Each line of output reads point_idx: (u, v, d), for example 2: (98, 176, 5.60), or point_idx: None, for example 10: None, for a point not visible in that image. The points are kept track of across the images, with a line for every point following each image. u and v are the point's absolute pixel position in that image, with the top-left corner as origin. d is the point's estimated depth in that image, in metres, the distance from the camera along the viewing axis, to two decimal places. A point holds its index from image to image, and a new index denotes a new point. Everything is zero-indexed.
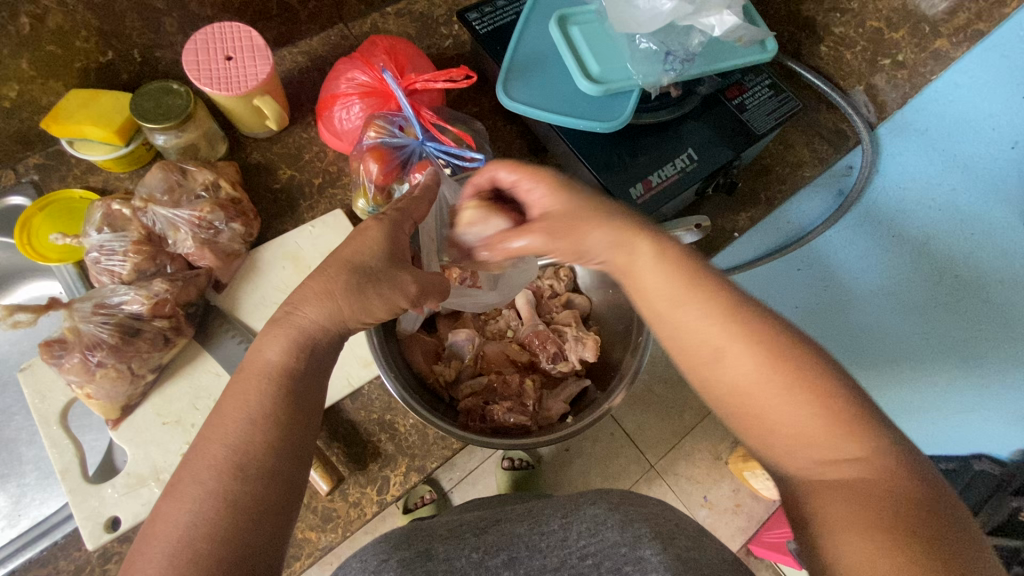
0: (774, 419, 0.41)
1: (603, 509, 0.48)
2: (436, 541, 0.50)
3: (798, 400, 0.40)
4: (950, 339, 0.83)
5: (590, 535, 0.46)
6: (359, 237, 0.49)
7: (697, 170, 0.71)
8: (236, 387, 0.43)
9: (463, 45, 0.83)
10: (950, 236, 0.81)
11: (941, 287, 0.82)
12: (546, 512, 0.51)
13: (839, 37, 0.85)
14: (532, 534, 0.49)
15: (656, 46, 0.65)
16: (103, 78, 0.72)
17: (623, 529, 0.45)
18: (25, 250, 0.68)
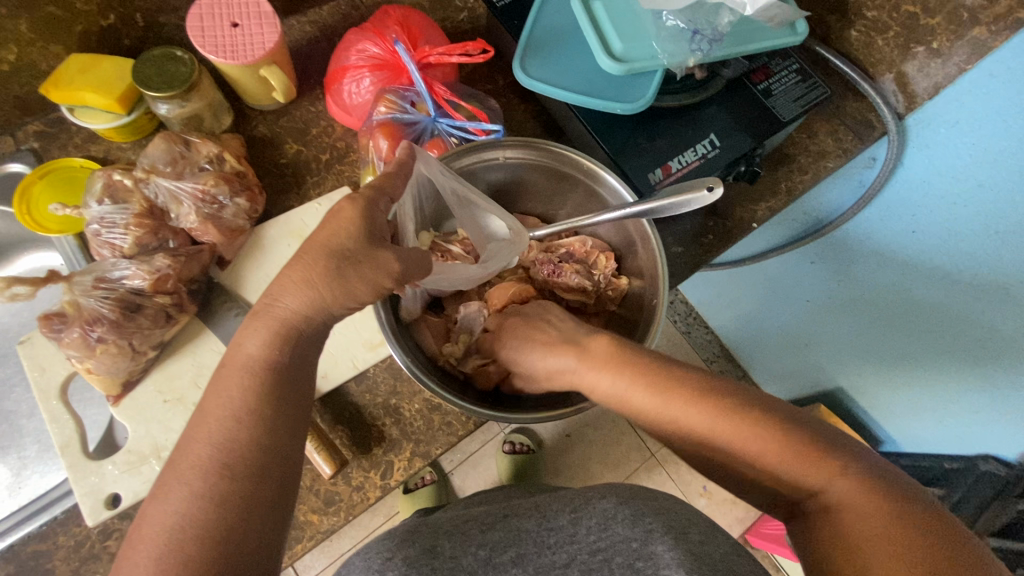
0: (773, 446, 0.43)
1: (613, 504, 0.46)
2: (442, 538, 0.50)
3: (737, 424, 0.44)
4: (955, 344, 0.82)
5: (600, 531, 0.45)
6: (333, 220, 0.46)
7: (719, 157, 0.68)
8: (219, 385, 0.42)
9: (478, 19, 0.80)
10: (960, 247, 0.77)
11: (943, 295, 0.81)
12: (554, 507, 0.50)
13: (871, 22, 0.79)
14: (540, 530, 0.48)
15: (683, 24, 0.63)
16: (105, 42, 0.69)
17: (634, 523, 0.44)
18: (24, 221, 0.66)
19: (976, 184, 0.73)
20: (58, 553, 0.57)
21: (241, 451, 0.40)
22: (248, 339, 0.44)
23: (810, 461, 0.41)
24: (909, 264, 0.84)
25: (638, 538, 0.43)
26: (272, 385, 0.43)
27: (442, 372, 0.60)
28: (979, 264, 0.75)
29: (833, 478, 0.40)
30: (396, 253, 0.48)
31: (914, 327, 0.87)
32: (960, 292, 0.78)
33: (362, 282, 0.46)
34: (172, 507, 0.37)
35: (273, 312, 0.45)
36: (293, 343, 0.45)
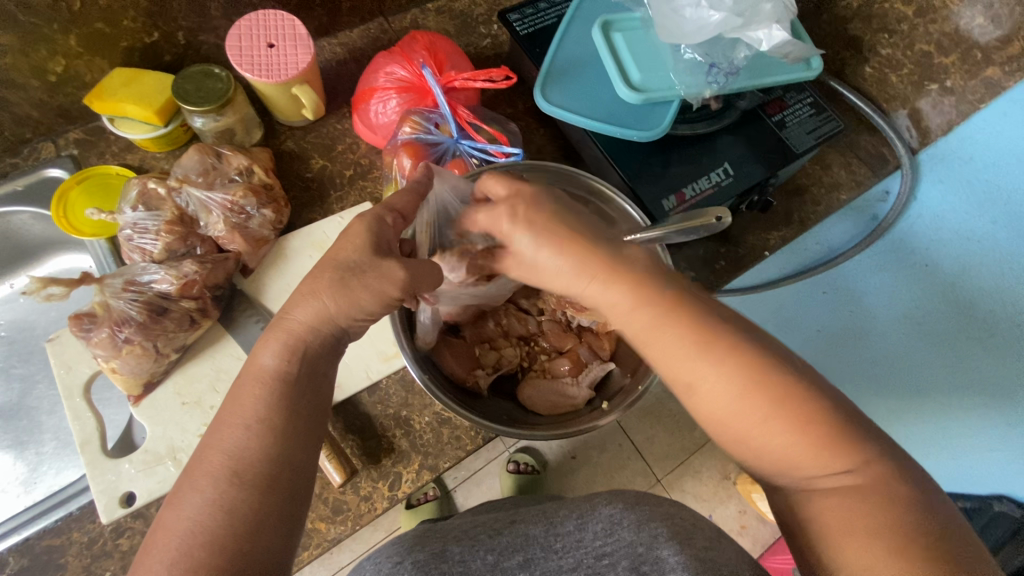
0: (759, 445, 0.40)
1: (619, 509, 0.47)
2: (451, 542, 0.51)
3: (729, 396, 0.40)
4: (981, 375, 0.81)
5: (606, 536, 0.46)
6: (349, 239, 0.47)
7: (732, 185, 0.70)
8: (234, 393, 0.43)
9: (501, 46, 0.84)
10: (989, 271, 0.79)
11: (970, 322, 0.81)
12: (561, 512, 0.52)
13: (886, 59, 0.82)
14: (547, 535, 0.50)
15: (700, 58, 0.65)
16: (147, 58, 0.72)
17: (638, 528, 0.44)
18: (60, 223, 0.69)
19: (988, 222, 0.80)
20: (70, 549, 0.58)
21: (254, 456, 0.41)
22: (261, 352, 0.45)
23: (818, 451, 0.39)
24: (929, 287, 0.83)
25: (643, 543, 0.43)
26: (290, 392, 0.43)
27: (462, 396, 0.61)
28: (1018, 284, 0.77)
29: (849, 468, 0.39)
30: (400, 261, 0.47)
31: (938, 358, 0.83)
32: (992, 317, 0.79)
33: (363, 291, 0.45)
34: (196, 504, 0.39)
35: (285, 324, 0.46)
36: (316, 355, 0.45)
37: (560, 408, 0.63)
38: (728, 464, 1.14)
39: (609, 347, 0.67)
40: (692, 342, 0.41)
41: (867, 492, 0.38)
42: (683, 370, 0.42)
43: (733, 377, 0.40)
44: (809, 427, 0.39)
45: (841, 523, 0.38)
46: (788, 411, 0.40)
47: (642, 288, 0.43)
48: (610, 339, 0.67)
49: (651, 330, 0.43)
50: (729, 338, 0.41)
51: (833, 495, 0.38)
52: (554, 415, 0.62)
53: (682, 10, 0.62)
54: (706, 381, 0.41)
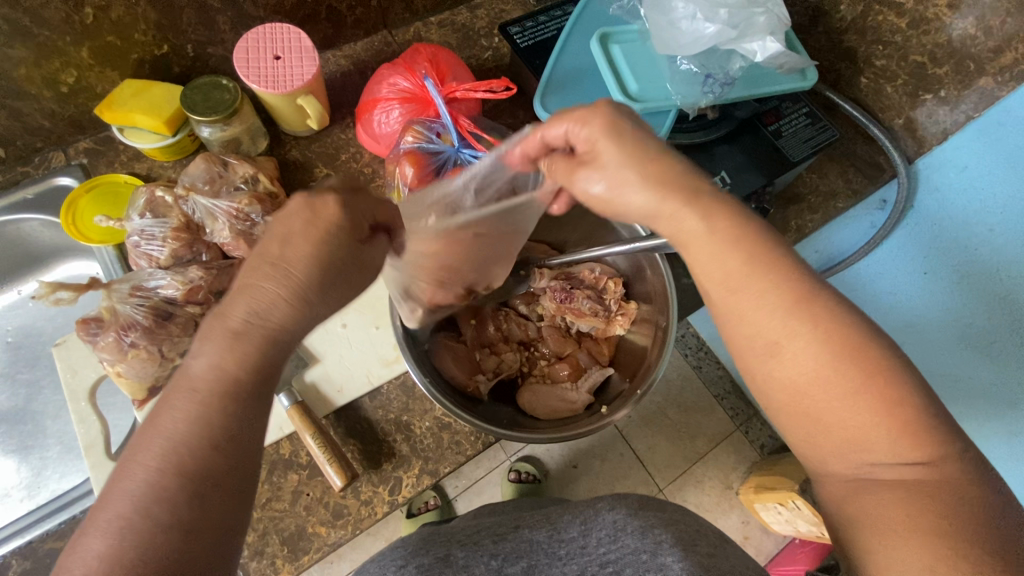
0: (836, 420, 0.37)
1: (623, 515, 0.49)
2: (455, 546, 0.53)
3: (810, 363, 0.37)
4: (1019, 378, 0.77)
5: (610, 543, 0.48)
6: None
7: (729, 193, 0.70)
8: None
9: (502, 58, 0.86)
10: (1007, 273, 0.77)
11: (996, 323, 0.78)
12: (565, 518, 0.53)
13: (880, 70, 0.84)
14: (551, 542, 0.52)
15: (696, 69, 0.66)
16: (156, 69, 0.74)
17: (643, 535, 0.46)
18: (69, 230, 0.70)
19: (987, 228, 0.79)
20: None
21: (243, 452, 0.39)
22: None
23: (900, 437, 0.36)
24: (933, 293, 0.83)
25: (648, 549, 0.45)
26: None
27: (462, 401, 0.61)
28: None
29: (924, 460, 0.36)
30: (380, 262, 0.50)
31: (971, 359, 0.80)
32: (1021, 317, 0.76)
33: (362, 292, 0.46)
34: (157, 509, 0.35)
35: None
36: None
37: (560, 412, 0.63)
38: (730, 473, 1.14)
39: (608, 353, 0.68)
40: (780, 297, 0.38)
41: (931, 489, 0.35)
42: (771, 331, 0.38)
43: (824, 346, 0.37)
44: (902, 409, 0.36)
45: (903, 524, 0.35)
46: (877, 392, 0.36)
47: (737, 238, 0.39)
48: (609, 345, 0.68)
49: (733, 284, 0.39)
50: (817, 300, 0.38)
51: (896, 490, 0.36)
52: (553, 418, 0.62)
53: (678, 23, 0.64)
54: (797, 343, 0.38)
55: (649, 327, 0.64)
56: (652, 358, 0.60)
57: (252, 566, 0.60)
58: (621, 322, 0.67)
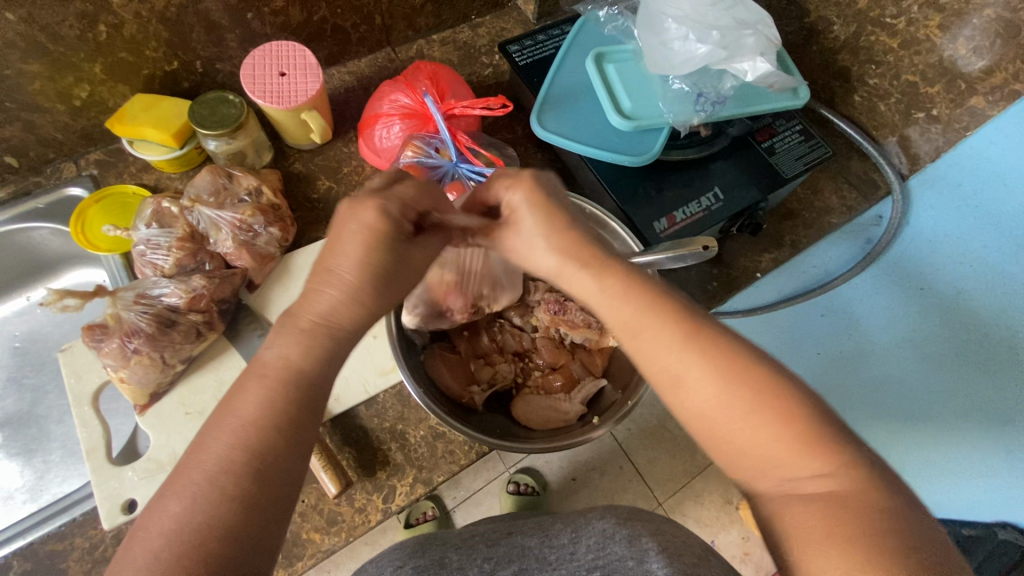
0: (744, 444, 0.41)
1: (612, 524, 0.50)
2: (450, 550, 0.55)
3: (708, 394, 0.42)
4: (982, 399, 0.80)
5: (599, 549, 0.48)
6: None
7: (722, 209, 0.72)
8: None
9: (502, 75, 0.88)
10: (979, 297, 0.80)
11: (966, 344, 0.81)
12: (557, 525, 0.55)
13: (873, 88, 0.85)
14: (543, 547, 0.53)
15: (688, 88, 0.68)
16: (166, 85, 0.76)
17: (629, 542, 0.47)
18: (79, 239, 0.72)
19: (979, 246, 0.81)
20: (72, 554, 0.60)
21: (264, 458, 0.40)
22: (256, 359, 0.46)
23: (796, 453, 0.40)
24: (925, 309, 0.84)
25: (634, 556, 0.45)
26: None
27: (458, 411, 0.62)
28: (1004, 309, 0.78)
29: (825, 471, 0.39)
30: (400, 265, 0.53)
31: (941, 379, 0.83)
32: (988, 339, 0.79)
33: None
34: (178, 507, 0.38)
35: None
36: None
37: (555, 423, 0.64)
38: (730, 488, 1.14)
39: (602, 364, 0.69)
40: (673, 334, 0.43)
41: (846, 497, 0.38)
42: (671, 365, 0.43)
43: (720, 373, 0.42)
44: (798, 428, 0.40)
45: (809, 531, 0.37)
46: (775, 412, 0.40)
47: (624, 289, 0.46)
48: (603, 356, 0.69)
49: (635, 324, 0.45)
50: (713, 335, 0.43)
51: (813, 500, 0.38)
52: (548, 430, 0.63)
53: (671, 44, 0.66)
54: (692, 373, 0.42)
55: None
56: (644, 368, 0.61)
57: None
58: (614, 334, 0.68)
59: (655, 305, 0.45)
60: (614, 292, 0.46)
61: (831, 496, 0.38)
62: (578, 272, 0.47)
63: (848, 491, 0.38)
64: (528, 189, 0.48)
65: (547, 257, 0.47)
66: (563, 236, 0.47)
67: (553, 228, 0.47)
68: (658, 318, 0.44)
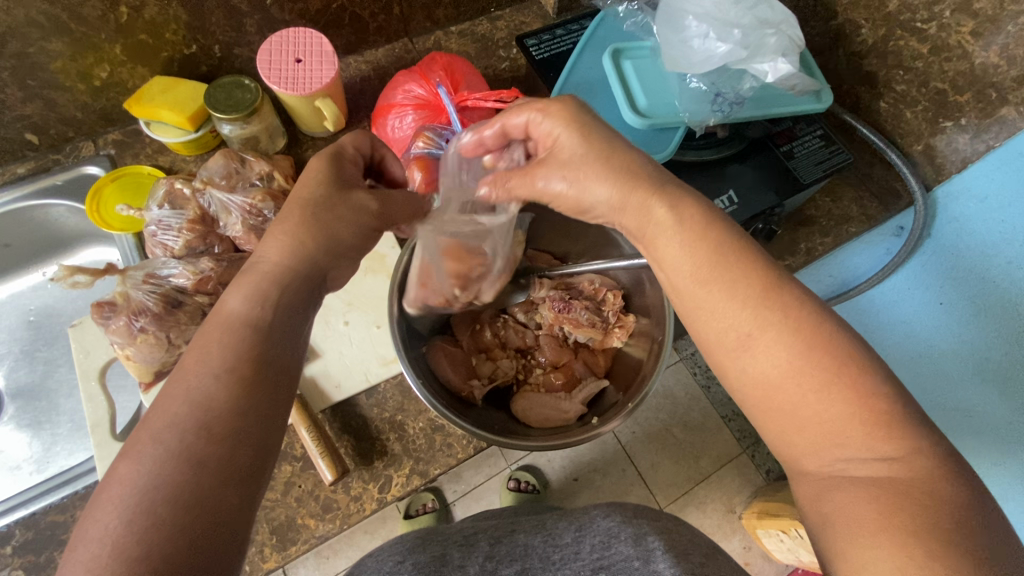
0: (805, 416, 0.39)
1: (617, 522, 0.50)
2: (452, 547, 0.55)
3: (776, 360, 0.40)
4: (1005, 421, 0.75)
5: (604, 549, 0.49)
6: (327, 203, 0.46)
7: (737, 212, 0.70)
8: None
9: (519, 69, 0.87)
10: (1004, 315, 0.75)
11: (988, 363, 0.76)
12: (561, 525, 0.56)
13: (900, 95, 0.83)
14: (546, 547, 0.54)
15: (706, 87, 0.66)
16: (185, 68, 0.77)
17: (636, 542, 0.47)
18: (93, 217, 0.73)
19: (1003, 261, 0.76)
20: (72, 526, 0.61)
21: (224, 411, 0.38)
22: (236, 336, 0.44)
23: (869, 431, 0.37)
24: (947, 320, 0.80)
25: (640, 556, 0.46)
26: None
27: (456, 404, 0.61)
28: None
29: (894, 455, 0.37)
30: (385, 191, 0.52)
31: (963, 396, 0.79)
32: (1011, 358, 0.74)
33: None
34: (148, 459, 0.35)
35: None
36: None
37: (552, 421, 0.63)
38: (735, 497, 1.12)
39: (605, 365, 0.68)
40: (747, 296, 0.41)
41: (905, 484, 0.35)
42: (740, 325, 0.41)
43: (792, 336, 0.40)
44: (872, 403, 0.38)
45: (870, 520, 0.35)
46: (848, 385, 0.38)
47: (702, 237, 0.43)
48: (605, 356, 0.68)
49: (708, 277, 0.42)
50: (789, 300, 0.41)
51: (867, 485, 0.36)
52: (545, 427, 0.62)
53: (691, 41, 0.64)
54: (763, 335, 0.40)
55: (647, 341, 0.64)
56: (646, 370, 0.60)
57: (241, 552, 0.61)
58: (619, 335, 0.67)
59: (730, 254, 0.42)
60: (689, 243, 0.43)
61: (890, 483, 0.36)
62: (641, 218, 0.45)
63: (912, 481, 0.36)
64: (567, 118, 0.48)
65: (602, 194, 0.46)
66: (622, 165, 0.45)
67: (614, 165, 0.46)
68: (734, 275, 0.42)
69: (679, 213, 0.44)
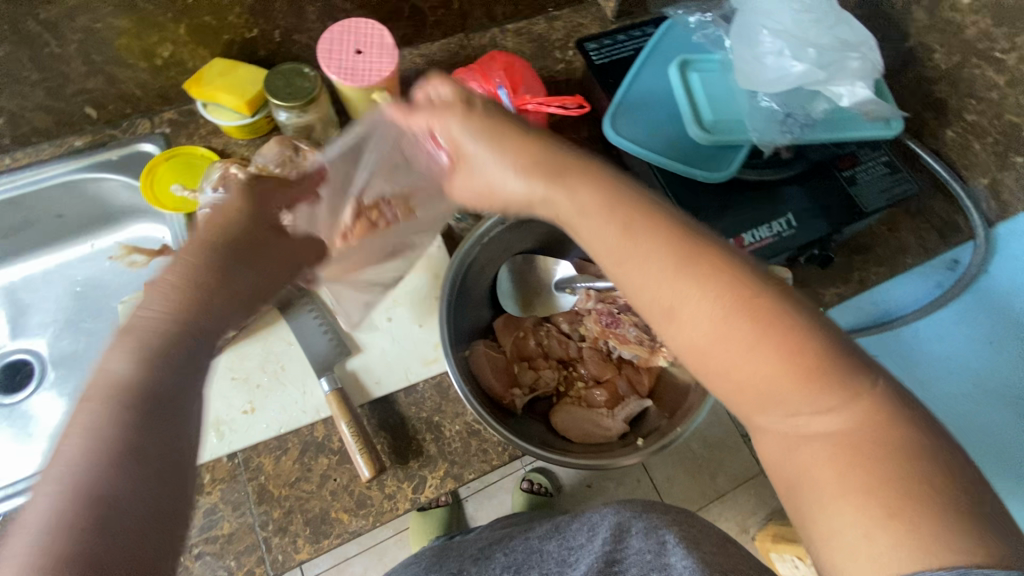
0: (741, 374, 0.39)
1: (626, 518, 0.54)
2: (468, 563, 0.57)
3: (707, 319, 0.39)
4: None
5: (615, 543, 0.52)
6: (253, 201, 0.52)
7: (794, 237, 0.68)
8: None
9: (574, 72, 0.86)
10: None
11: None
12: (574, 526, 0.57)
13: (970, 125, 0.78)
14: (561, 549, 0.56)
15: (777, 106, 0.65)
16: (243, 51, 0.77)
17: (647, 536, 0.52)
18: (146, 194, 0.74)
19: None
20: None
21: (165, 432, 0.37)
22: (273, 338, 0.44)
23: (806, 384, 0.37)
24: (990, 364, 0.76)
25: (652, 550, 0.51)
26: None
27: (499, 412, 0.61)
28: None
29: (829, 408, 0.37)
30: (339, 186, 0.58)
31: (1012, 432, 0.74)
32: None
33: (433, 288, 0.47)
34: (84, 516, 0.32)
35: None
36: None
37: (594, 437, 0.62)
38: (749, 517, 1.13)
39: (650, 385, 0.67)
40: (673, 244, 0.40)
41: (855, 437, 0.36)
42: (665, 296, 0.40)
43: (713, 296, 0.39)
44: (804, 355, 0.37)
45: (835, 489, 0.35)
46: (777, 340, 0.37)
47: (615, 190, 0.43)
48: (649, 376, 0.67)
49: (636, 254, 0.41)
50: (699, 255, 0.40)
51: (828, 441, 0.37)
52: (586, 443, 0.62)
53: (764, 58, 0.62)
54: (689, 302, 0.39)
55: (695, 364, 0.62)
56: (694, 399, 0.59)
57: (274, 541, 0.61)
58: (666, 354, 0.64)
59: (632, 217, 0.41)
60: (614, 229, 0.42)
61: (847, 441, 0.36)
62: (560, 198, 0.43)
63: (858, 430, 0.36)
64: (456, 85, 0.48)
65: (504, 153, 0.44)
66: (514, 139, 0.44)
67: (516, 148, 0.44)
68: (643, 241, 0.41)
69: (580, 182, 0.43)
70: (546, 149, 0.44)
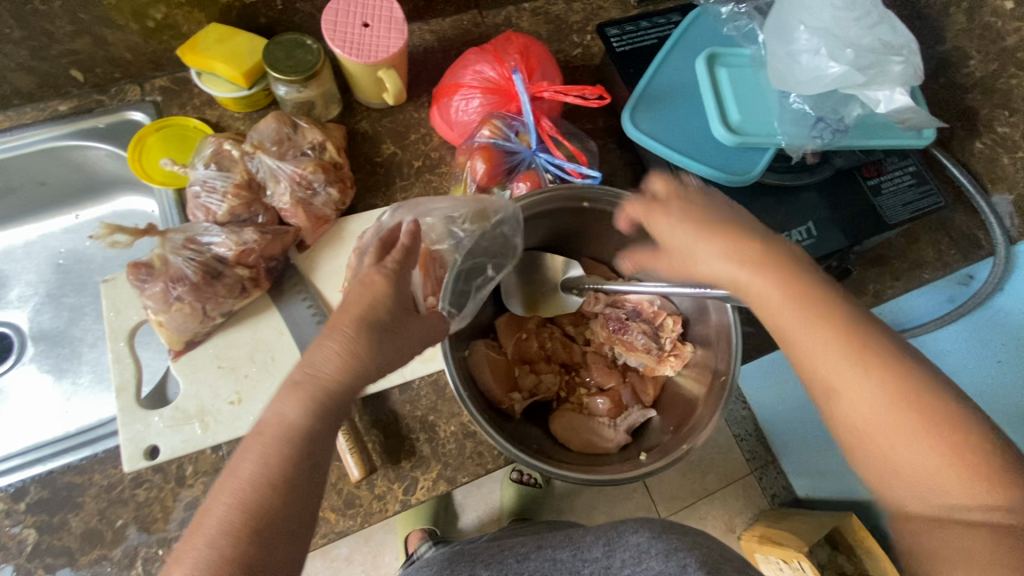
0: (849, 402, 0.42)
1: (646, 539, 0.48)
2: (480, 567, 0.55)
3: (813, 348, 0.43)
4: None
5: (635, 563, 0.46)
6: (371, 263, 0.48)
7: (813, 246, 0.65)
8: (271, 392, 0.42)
9: (592, 57, 0.81)
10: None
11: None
12: (588, 538, 0.53)
13: (1000, 138, 0.75)
14: (575, 560, 0.51)
15: (809, 109, 0.61)
16: (242, 17, 0.72)
17: (667, 558, 0.45)
18: (134, 166, 0.70)
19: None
20: (89, 490, 0.59)
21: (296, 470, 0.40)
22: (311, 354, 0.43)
23: (963, 475, 0.38)
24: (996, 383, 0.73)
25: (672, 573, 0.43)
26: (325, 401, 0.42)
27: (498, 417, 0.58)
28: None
29: (971, 497, 0.37)
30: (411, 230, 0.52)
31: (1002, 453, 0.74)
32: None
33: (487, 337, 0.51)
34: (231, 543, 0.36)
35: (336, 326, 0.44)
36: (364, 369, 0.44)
37: (594, 447, 0.60)
38: (735, 516, 1.17)
39: (654, 395, 0.64)
40: (815, 311, 0.43)
41: (1003, 531, 0.36)
42: (790, 319, 0.44)
43: (836, 333, 0.42)
44: (946, 433, 0.39)
45: (943, 547, 0.37)
46: (883, 365, 0.41)
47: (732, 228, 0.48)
48: (655, 385, 0.65)
49: (753, 288, 0.46)
50: (844, 312, 0.43)
51: (977, 527, 0.36)
52: (586, 453, 0.59)
53: (799, 56, 0.58)
54: (804, 334, 0.43)
55: (705, 375, 0.59)
56: (702, 412, 0.56)
57: None
58: (673, 363, 0.63)
59: (748, 252, 0.46)
60: (730, 245, 0.47)
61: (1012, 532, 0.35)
62: (751, 280, 0.46)
63: (960, 484, 0.38)
64: (681, 203, 0.51)
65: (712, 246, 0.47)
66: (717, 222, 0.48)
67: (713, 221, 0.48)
68: (791, 293, 0.44)
69: (737, 240, 0.47)
70: (780, 258, 0.46)
